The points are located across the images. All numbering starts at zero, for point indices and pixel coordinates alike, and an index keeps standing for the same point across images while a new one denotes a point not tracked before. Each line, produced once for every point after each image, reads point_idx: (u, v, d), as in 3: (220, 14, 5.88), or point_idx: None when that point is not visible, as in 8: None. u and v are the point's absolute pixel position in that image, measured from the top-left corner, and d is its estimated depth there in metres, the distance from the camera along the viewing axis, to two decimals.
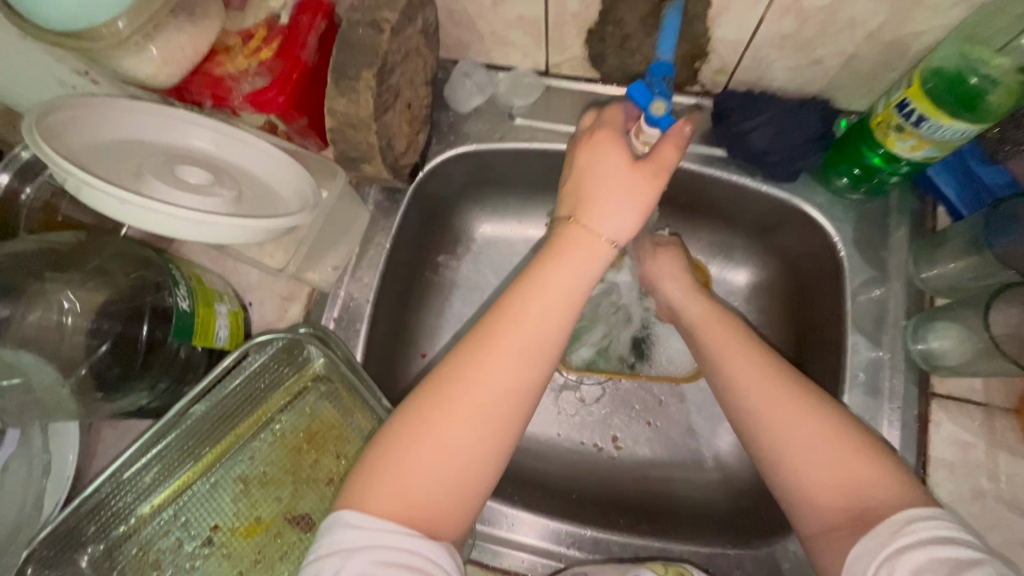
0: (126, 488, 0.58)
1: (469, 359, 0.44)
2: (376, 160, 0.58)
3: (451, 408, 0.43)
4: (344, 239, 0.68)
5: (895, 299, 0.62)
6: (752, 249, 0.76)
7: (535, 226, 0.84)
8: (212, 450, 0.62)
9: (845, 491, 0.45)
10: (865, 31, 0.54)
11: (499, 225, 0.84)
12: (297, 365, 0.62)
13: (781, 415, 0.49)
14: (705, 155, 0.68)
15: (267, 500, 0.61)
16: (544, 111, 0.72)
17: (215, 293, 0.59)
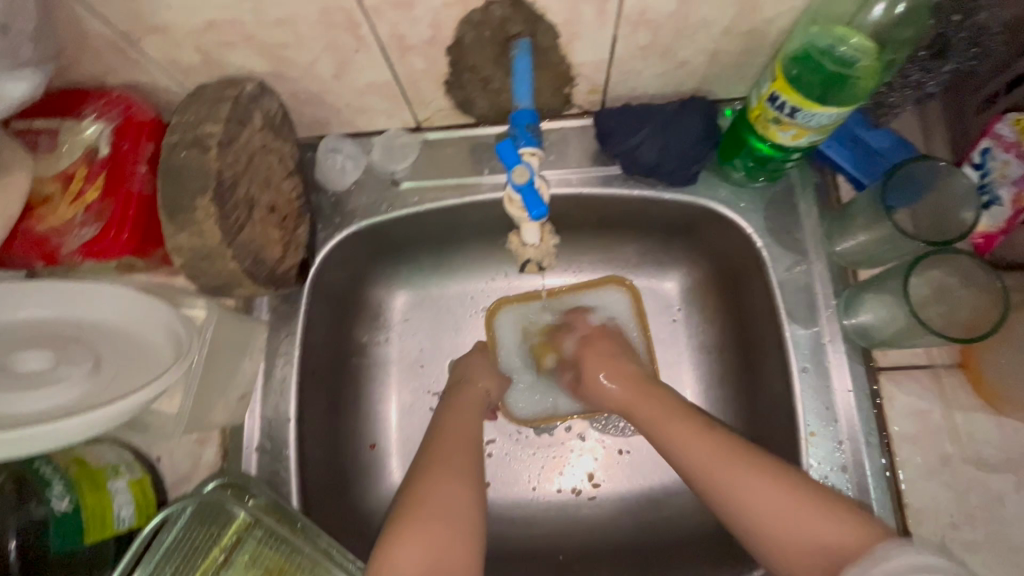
0: None
1: (440, 490, 0.51)
2: (246, 282, 0.53)
3: (443, 519, 0.49)
4: (246, 362, 0.61)
5: (821, 279, 0.60)
6: (677, 252, 0.73)
7: (455, 279, 0.79)
8: None
9: (800, 548, 0.45)
10: (721, 27, 0.51)
11: (417, 290, 0.79)
12: (222, 518, 0.56)
13: (735, 470, 0.50)
14: (602, 175, 0.65)
15: None
16: (427, 167, 0.67)
17: (107, 469, 0.52)
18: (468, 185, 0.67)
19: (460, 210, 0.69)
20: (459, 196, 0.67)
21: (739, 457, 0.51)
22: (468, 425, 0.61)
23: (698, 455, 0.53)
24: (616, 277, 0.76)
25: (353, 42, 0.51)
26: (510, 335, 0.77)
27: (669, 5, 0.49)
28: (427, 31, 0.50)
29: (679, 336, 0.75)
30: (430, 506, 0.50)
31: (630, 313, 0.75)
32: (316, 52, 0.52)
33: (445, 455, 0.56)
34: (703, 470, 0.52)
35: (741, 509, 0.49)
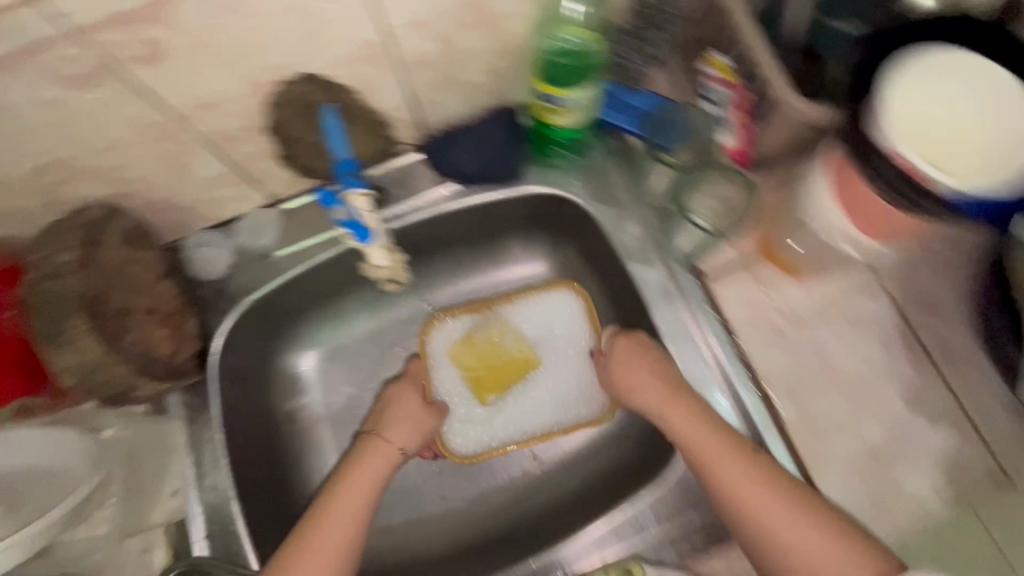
0: None
1: (318, 536, 0.59)
2: (141, 384, 0.59)
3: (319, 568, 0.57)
4: (173, 457, 0.65)
5: (643, 222, 0.72)
6: (541, 236, 0.82)
7: (355, 325, 0.84)
8: None
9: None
10: (485, 50, 0.62)
11: (325, 346, 0.83)
12: None
13: (761, 505, 0.56)
14: (444, 195, 0.74)
15: None
16: (292, 233, 0.73)
17: None
18: (333, 238, 0.73)
19: (334, 262, 0.75)
20: (327, 250, 0.73)
21: (769, 478, 0.57)
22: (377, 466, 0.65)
23: (717, 479, 0.59)
24: (567, 280, 0.80)
25: (179, 148, 0.58)
26: (447, 372, 0.79)
27: (433, 46, 0.59)
28: (240, 121, 0.58)
29: None
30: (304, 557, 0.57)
31: (578, 319, 0.80)
32: (147, 164, 0.58)
33: (338, 499, 0.62)
34: (731, 476, 0.58)
35: (770, 530, 0.56)
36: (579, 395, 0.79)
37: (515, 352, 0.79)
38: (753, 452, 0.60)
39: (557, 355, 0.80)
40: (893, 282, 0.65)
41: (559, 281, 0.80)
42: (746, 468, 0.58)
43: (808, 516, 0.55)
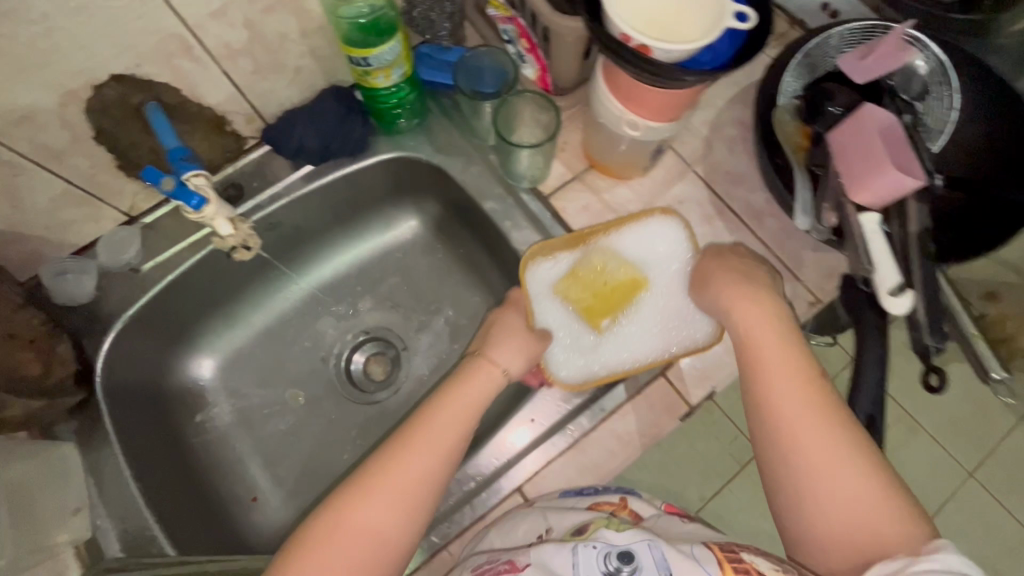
0: None
1: (364, 507, 0.50)
2: (10, 400, 0.61)
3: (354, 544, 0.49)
4: (74, 478, 0.66)
5: (485, 163, 0.79)
6: (408, 203, 0.88)
7: (249, 325, 0.86)
8: None
9: (837, 538, 0.48)
10: (297, 33, 0.67)
11: (220, 351, 0.85)
12: None
13: (851, 462, 0.49)
14: (299, 178, 0.78)
15: None
16: (155, 244, 0.75)
17: None
18: (198, 241, 0.75)
19: (207, 264, 0.77)
20: (195, 253, 0.75)
21: (823, 392, 0.53)
22: (446, 439, 0.56)
23: (761, 354, 0.56)
24: (668, 209, 0.72)
25: (7, 170, 0.59)
26: (550, 319, 0.72)
27: (244, 34, 0.63)
28: (65, 133, 0.60)
29: (445, 263, 0.90)
30: (345, 531, 0.49)
31: (686, 249, 0.71)
32: None
33: (401, 463, 0.53)
34: (771, 359, 0.56)
35: (797, 436, 0.51)
36: (687, 314, 0.71)
37: (621, 275, 0.72)
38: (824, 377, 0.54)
39: (659, 274, 0.72)
40: (699, 164, 0.76)
41: (654, 208, 0.72)
42: (804, 366, 0.55)
43: (836, 418, 0.51)
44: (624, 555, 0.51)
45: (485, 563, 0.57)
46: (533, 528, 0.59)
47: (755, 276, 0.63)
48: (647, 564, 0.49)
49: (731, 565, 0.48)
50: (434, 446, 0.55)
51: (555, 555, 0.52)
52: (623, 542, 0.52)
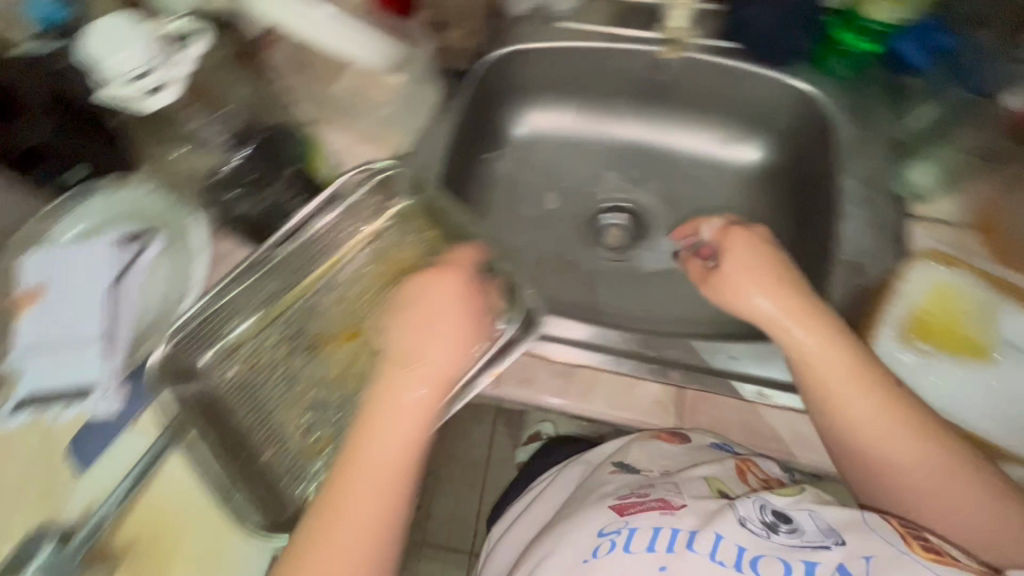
0: (249, 296, 0.70)
1: (359, 453, 0.58)
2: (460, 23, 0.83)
3: (376, 448, 0.58)
4: (423, 111, 0.81)
5: (877, 148, 0.76)
6: (759, 136, 0.91)
7: (571, 128, 0.97)
8: (318, 270, 0.74)
9: (961, 530, 0.58)
10: None
11: (538, 128, 0.96)
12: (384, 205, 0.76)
13: (967, 484, 0.58)
14: (719, 47, 0.83)
15: (366, 310, 0.73)
16: (583, 16, 0.88)
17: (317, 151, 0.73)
18: (613, 34, 0.86)
19: (600, 56, 0.88)
20: (605, 42, 0.86)
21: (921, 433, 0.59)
22: (417, 367, 0.61)
23: (841, 428, 0.59)
24: None
25: None
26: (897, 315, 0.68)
27: None
28: None
29: (744, 206, 0.91)
30: (349, 498, 0.56)
31: None
32: None
33: (376, 428, 0.59)
34: (857, 407, 0.59)
35: (911, 469, 0.59)
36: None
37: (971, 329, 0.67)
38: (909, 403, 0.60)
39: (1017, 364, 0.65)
40: None
41: None
42: (897, 416, 0.59)
43: (926, 453, 0.58)
44: (780, 514, 0.52)
45: (634, 496, 0.57)
46: (680, 461, 0.62)
47: (814, 311, 0.63)
48: (809, 528, 0.51)
49: (917, 542, 0.50)
50: (418, 405, 0.60)
51: (709, 501, 0.54)
52: (782, 505, 0.53)
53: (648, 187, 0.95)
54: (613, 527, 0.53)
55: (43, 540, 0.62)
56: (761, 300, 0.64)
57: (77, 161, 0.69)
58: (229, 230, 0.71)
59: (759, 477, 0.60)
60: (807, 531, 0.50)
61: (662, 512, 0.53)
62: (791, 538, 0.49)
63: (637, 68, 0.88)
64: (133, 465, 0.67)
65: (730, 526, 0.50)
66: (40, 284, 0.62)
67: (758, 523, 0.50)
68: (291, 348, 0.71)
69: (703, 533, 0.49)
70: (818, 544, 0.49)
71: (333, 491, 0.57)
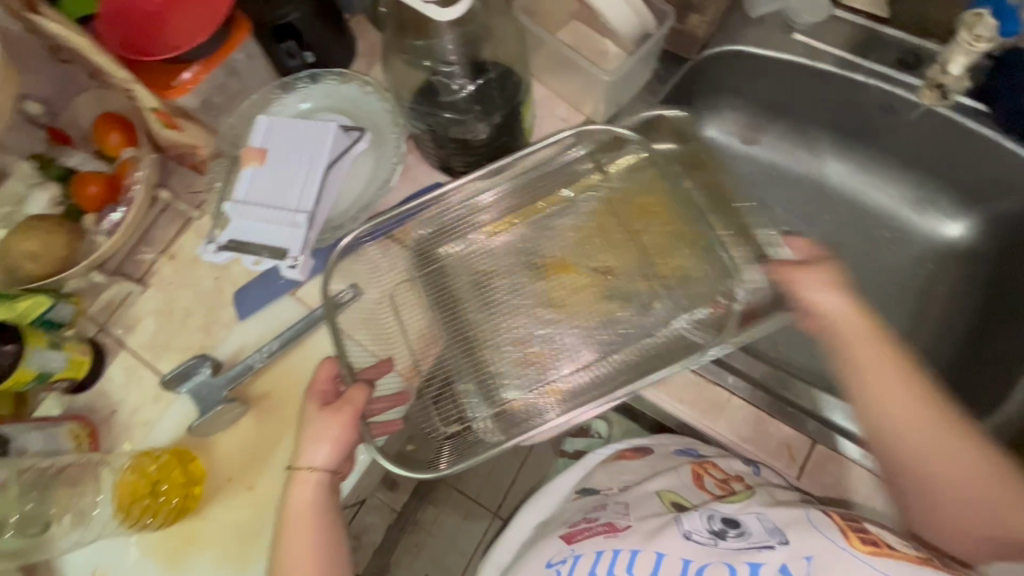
0: (444, 212, 0.74)
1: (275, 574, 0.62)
2: (702, 9, 0.78)
3: (313, 480, 0.62)
4: (629, 88, 0.80)
5: None
6: (965, 212, 0.83)
7: (761, 139, 0.94)
8: (520, 207, 0.77)
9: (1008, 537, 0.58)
10: None
11: (726, 130, 0.94)
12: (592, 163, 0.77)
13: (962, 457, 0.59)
14: (968, 107, 0.74)
15: (545, 263, 0.75)
16: (823, 33, 0.81)
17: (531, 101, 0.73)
18: (849, 62, 0.80)
19: (826, 78, 0.82)
20: (838, 67, 0.80)
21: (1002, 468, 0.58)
22: (312, 511, 0.61)
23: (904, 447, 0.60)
24: None
25: None
26: None
27: None
28: None
29: (918, 278, 0.85)
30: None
31: None
32: None
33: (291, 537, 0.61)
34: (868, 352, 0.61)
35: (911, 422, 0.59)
36: None
37: None
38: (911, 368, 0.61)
39: None
40: None
41: None
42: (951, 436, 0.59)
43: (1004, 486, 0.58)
44: (730, 521, 0.56)
45: (584, 524, 0.65)
46: (641, 474, 0.72)
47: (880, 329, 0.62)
48: (757, 531, 0.54)
49: (856, 536, 0.49)
50: (307, 521, 0.61)
51: (655, 521, 0.59)
52: (730, 510, 0.58)
53: (820, 229, 0.90)
54: (560, 557, 0.60)
55: (201, 365, 0.70)
56: (821, 297, 0.63)
57: (309, 49, 0.75)
58: (427, 148, 0.73)
59: (716, 481, 0.66)
60: (752, 535, 0.53)
61: (606, 536, 0.60)
62: (737, 543, 0.53)
63: (860, 102, 0.82)
64: (284, 328, 0.75)
65: (676, 545, 0.55)
66: (264, 147, 0.66)
67: (704, 535, 0.55)
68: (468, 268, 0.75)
69: (645, 551, 0.55)
70: (761, 545, 0.51)
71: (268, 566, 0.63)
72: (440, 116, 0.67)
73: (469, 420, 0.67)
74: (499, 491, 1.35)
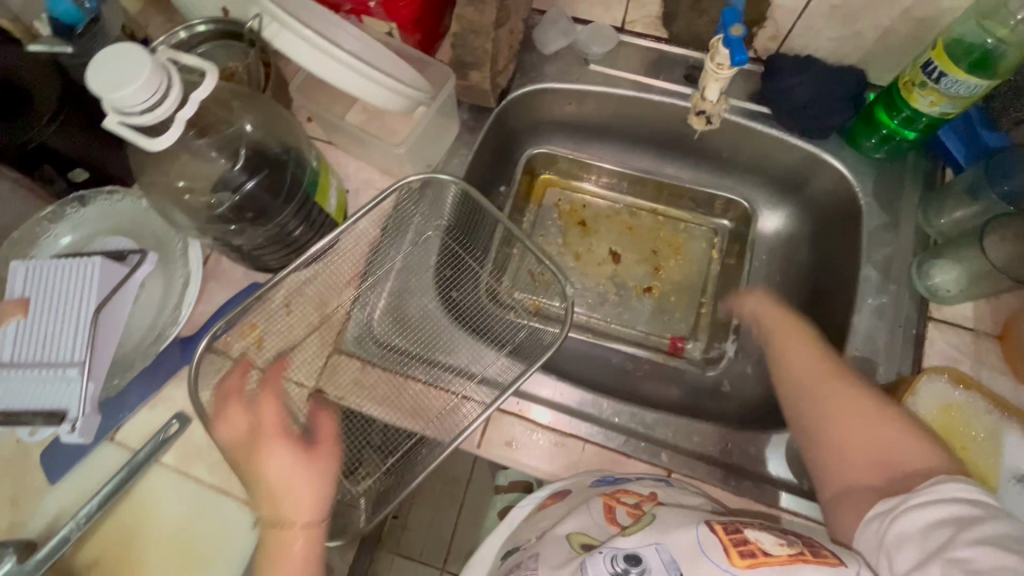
0: (296, 288, 0.73)
1: None
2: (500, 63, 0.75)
3: (303, 486, 0.59)
4: (436, 146, 0.78)
5: (903, 242, 0.72)
6: (781, 202, 0.87)
7: (592, 155, 0.94)
8: (366, 266, 0.74)
9: (869, 456, 0.55)
10: (900, 7, 0.66)
11: (554, 154, 0.94)
12: (435, 205, 0.76)
13: (837, 387, 0.60)
14: (750, 110, 0.79)
15: (408, 307, 0.74)
16: (615, 60, 0.84)
17: (331, 171, 0.70)
18: (643, 83, 0.83)
19: (627, 102, 0.84)
20: (633, 90, 0.83)
21: (835, 375, 0.61)
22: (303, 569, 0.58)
23: (791, 386, 0.63)
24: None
25: None
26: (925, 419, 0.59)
27: None
28: None
29: (756, 271, 0.88)
30: None
31: None
32: None
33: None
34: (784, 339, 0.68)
35: (806, 382, 0.62)
36: None
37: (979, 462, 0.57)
38: (811, 331, 0.67)
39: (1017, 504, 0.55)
40: None
41: None
42: (829, 370, 0.62)
43: (857, 396, 0.58)
44: (631, 556, 0.49)
45: None
46: (558, 516, 0.59)
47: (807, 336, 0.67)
48: (656, 567, 0.48)
49: (736, 550, 0.47)
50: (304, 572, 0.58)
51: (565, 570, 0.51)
52: (632, 543, 0.50)
53: (660, 240, 0.92)
54: None
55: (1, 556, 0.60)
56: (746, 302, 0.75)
57: (77, 166, 0.68)
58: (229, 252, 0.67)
59: (628, 508, 0.56)
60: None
61: None
62: None
63: (665, 119, 0.86)
64: (104, 481, 0.66)
65: None
66: (25, 296, 0.58)
67: None
68: (319, 344, 0.71)
69: None
70: None
71: None
72: (225, 227, 0.62)
73: (379, 473, 0.68)
74: (440, 548, 1.29)
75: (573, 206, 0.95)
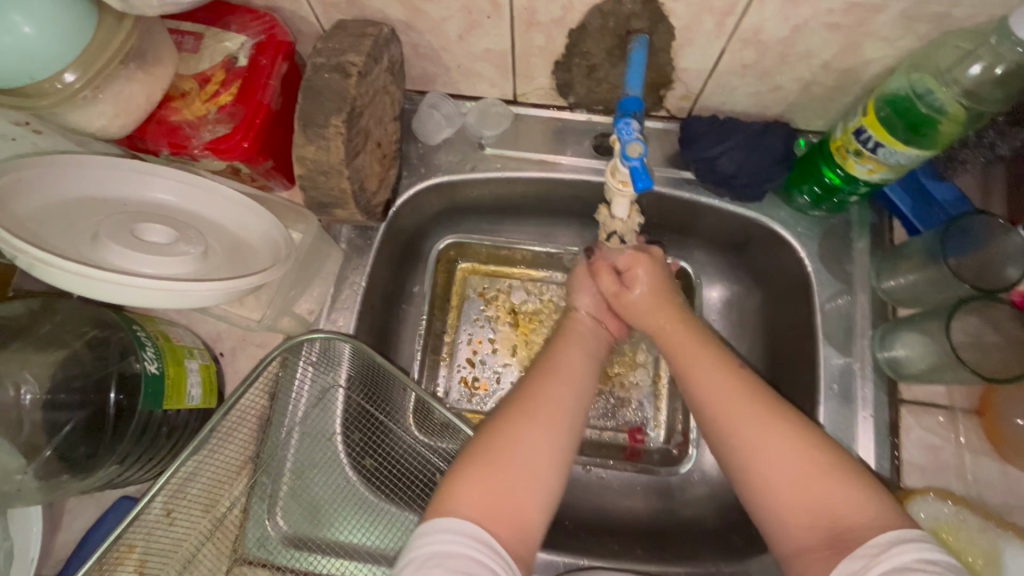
0: (179, 494, 0.59)
1: (466, 491, 0.46)
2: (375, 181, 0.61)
3: (563, 387, 0.54)
4: (317, 282, 0.66)
5: (861, 312, 0.64)
6: (720, 264, 0.77)
7: (507, 236, 0.82)
8: (256, 449, 0.62)
9: (798, 513, 0.45)
10: (821, 61, 0.56)
11: (465, 236, 0.81)
12: (330, 363, 0.64)
13: (760, 427, 0.48)
14: (674, 178, 0.69)
15: (316, 487, 0.62)
16: (513, 139, 0.72)
17: (185, 349, 0.56)
18: (548, 162, 0.71)
19: (535, 183, 0.73)
20: (538, 171, 0.72)
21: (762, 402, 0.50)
22: (553, 405, 0.52)
23: (710, 388, 0.53)
24: None
25: (489, 9, 0.55)
26: None
27: (782, 31, 0.53)
28: (560, 11, 0.55)
29: None
30: (467, 497, 0.45)
31: None
32: (450, 11, 0.56)
33: (506, 439, 0.49)
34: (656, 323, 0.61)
35: (704, 379, 0.53)
36: None
37: None
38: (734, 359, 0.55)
39: None
40: None
41: None
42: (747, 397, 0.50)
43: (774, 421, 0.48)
44: None
45: None
46: None
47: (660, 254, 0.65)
48: None
49: None
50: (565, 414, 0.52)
51: None
52: None
53: None
54: None
55: None
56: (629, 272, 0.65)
57: None
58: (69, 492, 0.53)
59: None
60: None
61: None
62: None
63: (581, 194, 0.74)
64: None
65: None
66: None
67: None
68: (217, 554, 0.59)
69: None
70: None
71: (492, 471, 0.47)
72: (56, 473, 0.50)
73: None
74: None
75: (499, 294, 0.83)
